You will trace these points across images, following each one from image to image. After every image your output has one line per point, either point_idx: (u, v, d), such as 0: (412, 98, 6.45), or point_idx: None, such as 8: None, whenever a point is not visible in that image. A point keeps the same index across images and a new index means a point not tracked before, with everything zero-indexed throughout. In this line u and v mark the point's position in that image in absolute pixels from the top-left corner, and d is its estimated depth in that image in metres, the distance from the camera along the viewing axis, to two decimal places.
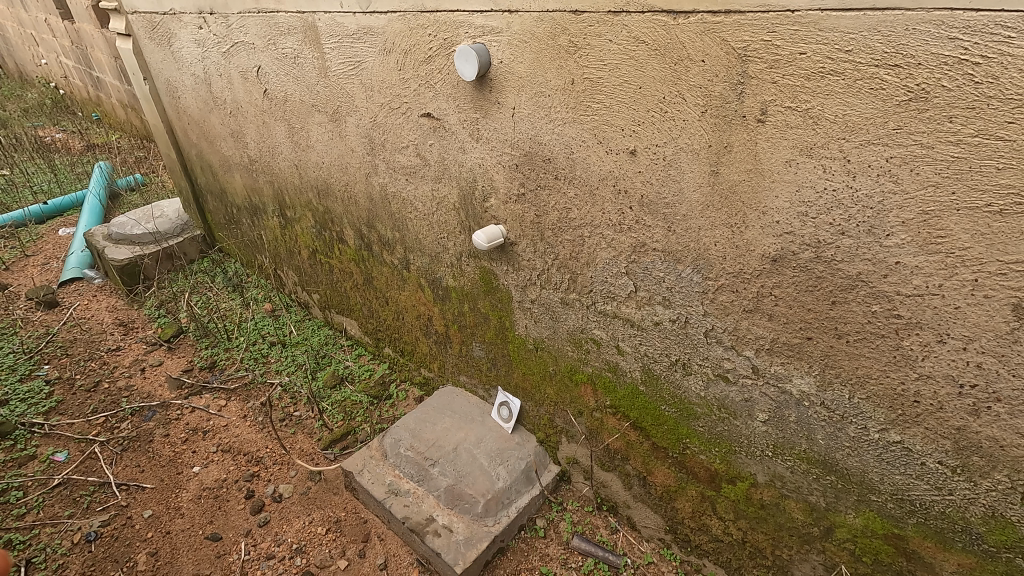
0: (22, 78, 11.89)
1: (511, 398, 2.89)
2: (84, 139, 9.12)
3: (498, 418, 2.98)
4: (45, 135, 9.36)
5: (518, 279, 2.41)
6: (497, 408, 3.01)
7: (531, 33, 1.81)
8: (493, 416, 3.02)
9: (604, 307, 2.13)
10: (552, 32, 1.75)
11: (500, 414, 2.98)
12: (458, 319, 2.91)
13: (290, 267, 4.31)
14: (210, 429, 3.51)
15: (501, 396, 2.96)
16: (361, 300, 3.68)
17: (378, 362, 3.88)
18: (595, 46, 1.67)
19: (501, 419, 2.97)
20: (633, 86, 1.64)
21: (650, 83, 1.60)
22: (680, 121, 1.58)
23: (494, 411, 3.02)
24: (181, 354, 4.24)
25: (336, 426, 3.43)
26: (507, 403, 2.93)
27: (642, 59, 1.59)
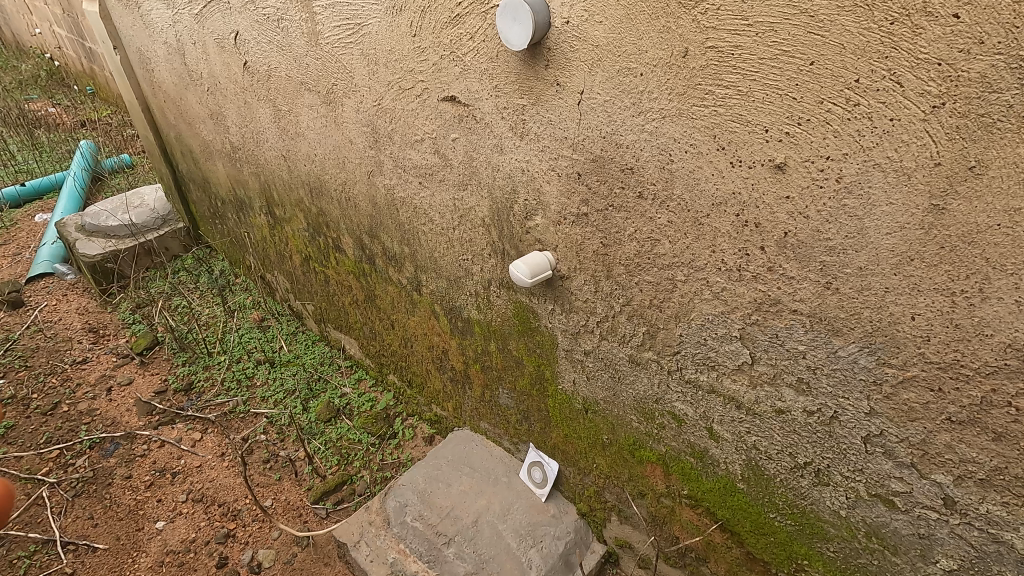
0: (16, 47, 11.25)
1: (547, 458, 2.31)
2: (73, 114, 8.51)
3: (528, 480, 2.40)
4: (35, 108, 8.76)
5: (567, 323, 1.81)
6: (527, 467, 2.43)
7: None
8: (520, 476, 2.44)
9: (694, 377, 1.53)
10: None
11: (530, 476, 2.40)
12: (482, 359, 2.32)
13: (281, 272, 3.72)
14: (179, 470, 2.96)
15: (533, 454, 2.38)
16: (362, 319, 3.09)
17: (381, 390, 3.31)
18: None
19: (532, 482, 2.39)
20: (798, 61, 1.02)
21: (830, 55, 0.98)
22: (883, 120, 0.96)
23: (523, 470, 2.44)
24: (154, 370, 3.67)
25: (329, 473, 2.87)
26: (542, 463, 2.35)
27: (823, 16, 0.97)
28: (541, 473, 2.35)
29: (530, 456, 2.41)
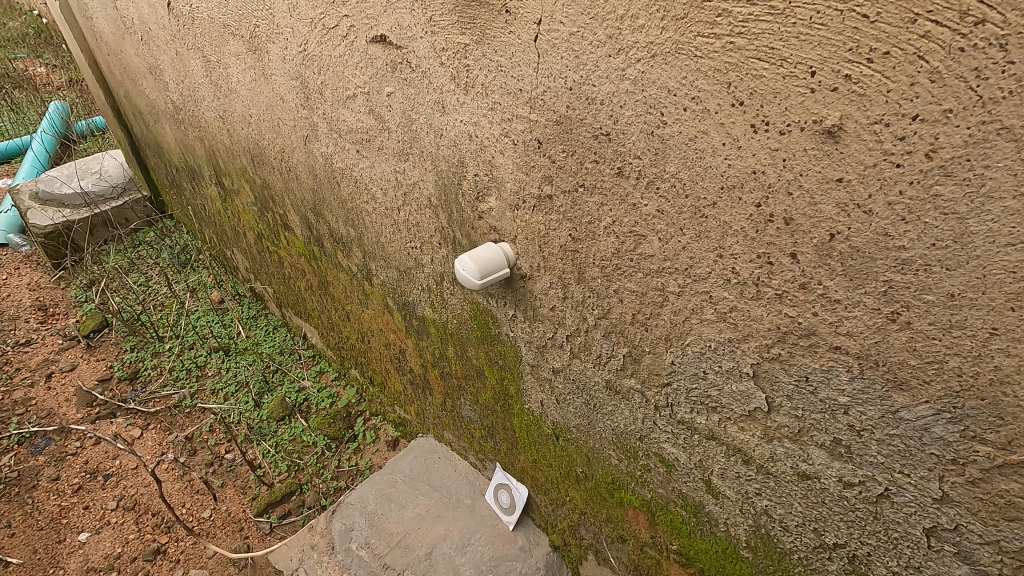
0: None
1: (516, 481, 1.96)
2: (52, 75, 8.09)
3: (495, 504, 2.06)
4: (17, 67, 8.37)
5: (532, 333, 1.43)
6: (493, 489, 2.08)
7: None
8: (486, 499, 2.09)
9: (688, 417, 1.15)
10: None
11: (497, 499, 2.06)
12: (440, 364, 1.96)
13: (239, 249, 3.35)
14: (113, 472, 2.64)
15: (501, 473, 2.03)
16: (318, 307, 2.73)
17: (343, 385, 2.96)
18: None
19: (500, 507, 2.05)
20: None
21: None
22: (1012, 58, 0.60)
23: (489, 491, 2.09)
24: (100, 356, 3.33)
25: (277, 481, 2.54)
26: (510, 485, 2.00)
27: None
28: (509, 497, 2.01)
29: (496, 475, 2.06)
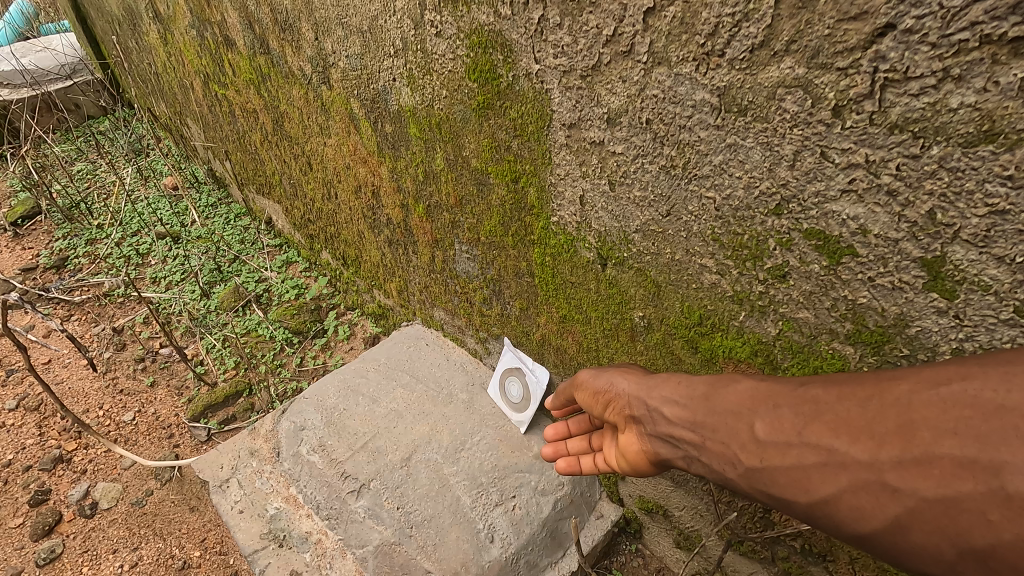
0: None
1: (531, 363, 1.37)
2: None
3: (502, 400, 1.49)
4: None
5: (574, 48, 0.81)
6: (499, 380, 1.50)
7: None
8: (491, 395, 1.52)
9: (925, 102, 0.54)
10: None
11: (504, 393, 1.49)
12: (425, 191, 1.35)
13: (191, 116, 2.72)
14: (18, 368, 2.09)
15: (509, 355, 1.44)
16: (277, 165, 2.12)
17: (313, 275, 2.38)
18: None
19: (509, 404, 1.47)
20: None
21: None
22: None
23: (494, 384, 1.52)
24: (27, 244, 2.76)
25: (220, 380, 1.98)
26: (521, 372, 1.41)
27: None
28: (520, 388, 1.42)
29: (504, 359, 1.47)
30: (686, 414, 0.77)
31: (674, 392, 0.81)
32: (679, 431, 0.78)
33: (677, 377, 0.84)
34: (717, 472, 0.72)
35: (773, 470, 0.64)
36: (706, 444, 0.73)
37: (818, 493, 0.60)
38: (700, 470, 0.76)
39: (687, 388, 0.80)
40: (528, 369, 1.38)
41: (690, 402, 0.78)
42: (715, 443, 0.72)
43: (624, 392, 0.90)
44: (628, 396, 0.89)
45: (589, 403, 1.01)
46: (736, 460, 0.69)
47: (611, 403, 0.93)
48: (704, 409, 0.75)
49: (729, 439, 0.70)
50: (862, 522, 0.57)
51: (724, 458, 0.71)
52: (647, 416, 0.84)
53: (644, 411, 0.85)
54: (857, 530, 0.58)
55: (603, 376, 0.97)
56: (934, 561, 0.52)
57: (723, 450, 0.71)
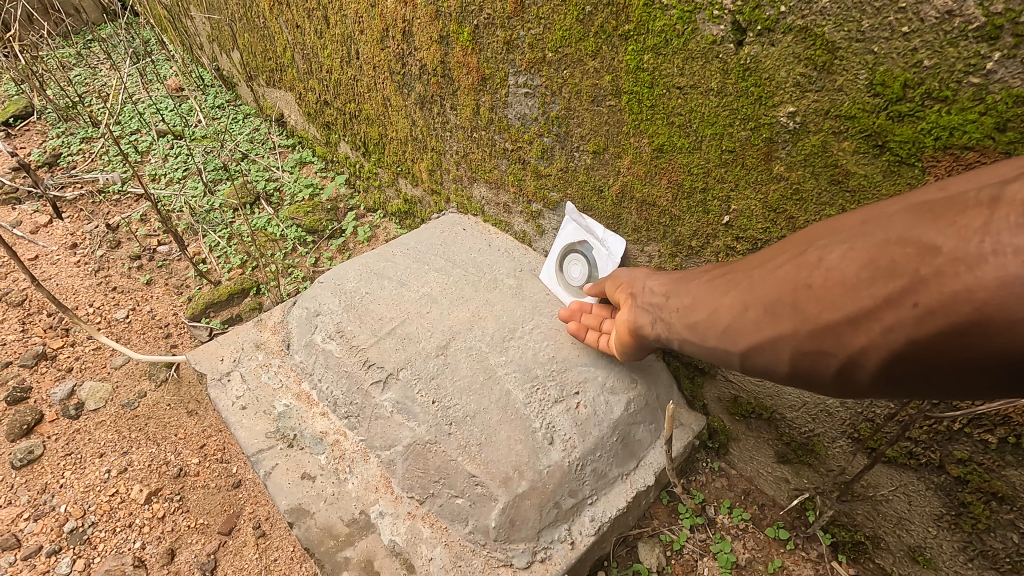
0: None
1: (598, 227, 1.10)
2: None
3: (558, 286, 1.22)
4: None
5: None
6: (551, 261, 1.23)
7: None
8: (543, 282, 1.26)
9: None
10: None
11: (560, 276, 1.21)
12: (472, 5, 1.06)
13: (194, 1, 2.42)
14: (2, 262, 1.87)
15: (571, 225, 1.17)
16: (290, 37, 1.84)
17: (330, 176, 2.11)
18: None
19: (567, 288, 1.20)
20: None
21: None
22: None
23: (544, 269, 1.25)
24: (19, 144, 2.52)
25: (226, 279, 1.74)
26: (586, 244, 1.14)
27: None
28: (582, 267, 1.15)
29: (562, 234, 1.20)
30: (649, 280, 0.88)
31: (651, 271, 0.91)
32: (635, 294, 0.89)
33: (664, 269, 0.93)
34: (655, 318, 0.81)
35: (693, 300, 0.75)
36: (651, 296, 0.84)
37: (721, 305, 0.69)
38: (660, 329, 0.81)
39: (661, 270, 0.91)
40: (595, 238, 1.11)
41: (657, 274, 0.88)
42: (659, 295, 0.82)
43: (615, 279, 0.98)
44: (614, 283, 0.98)
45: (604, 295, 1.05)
46: (666, 303, 0.80)
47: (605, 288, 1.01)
48: (680, 278, 0.83)
49: (673, 288, 0.81)
50: (736, 321, 0.66)
51: (658, 304, 0.81)
52: (621, 290, 0.94)
53: (622, 287, 0.95)
54: (731, 331, 0.67)
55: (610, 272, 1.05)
56: (771, 336, 0.61)
57: (658, 297, 0.82)
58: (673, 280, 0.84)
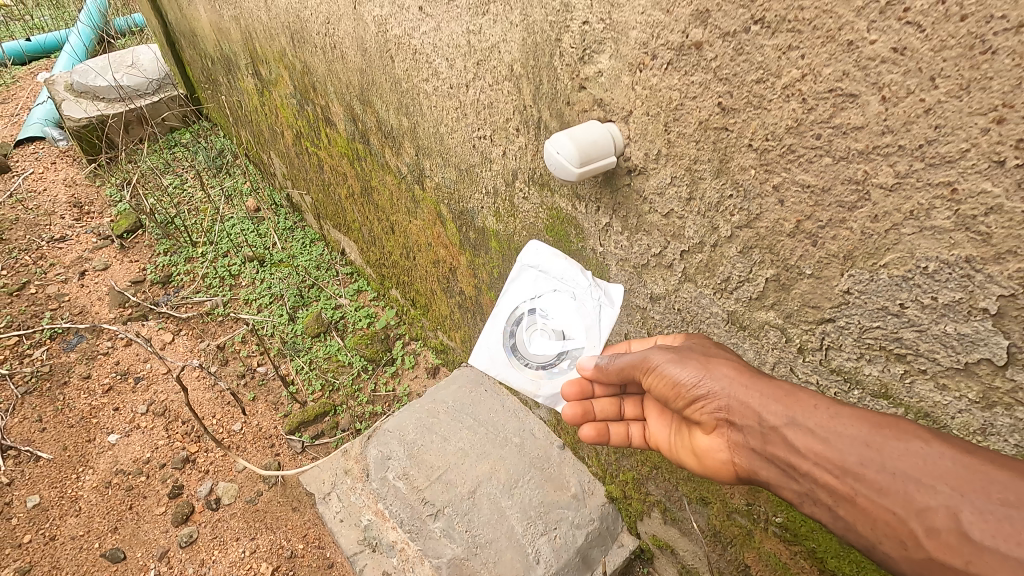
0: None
1: (575, 266, 1.28)
2: None
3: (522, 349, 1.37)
4: None
5: (631, 249, 1.13)
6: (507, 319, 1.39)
7: None
8: (495, 346, 1.40)
9: (850, 365, 0.86)
10: None
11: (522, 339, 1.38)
12: (497, 284, 1.70)
13: (275, 153, 3.08)
14: (143, 375, 2.54)
15: (529, 274, 1.36)
16: (359, 217, 2.48)
17: (381, 305, 2.76)
18: None
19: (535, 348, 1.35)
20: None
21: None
22: None
23: (498, 324, 1.40)
24: (134, 257, 3.20)
25: (310, 400, 2.39)
26: (558, 290, 1.31)
27: None
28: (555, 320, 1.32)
29: (519, 280, 1.38)
30: (780, 425, 0.89)
31: (755, 398, 0.92)
32: (764, 437, 0.92)
33: (750, 373, 0.95)
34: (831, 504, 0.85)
35: (894, 508, 0.78)
36: (796, 458, 0.87)
37: (947, 539, 0.73)
38: (823, 509, 0.86)
39: (767, 395, 0.91)
40: (572, 278, 1.29)
41: (776, 415, 0.90)
42: (811, 463, 0.85)
43: (697, 398, 0.99)
44: (703, 404, 0.99)
45: (668, 389, 1.04)
46: (827, 479, 0.84)
47: (670, 391, 1.04)
48: (842, 450, 0.83)
49: (838, 459, 0.83)
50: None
51: (811, 476, 0.86)
52: (720, 416, 0.98)
53: (718, 411, 0.97)
54: None
55: (654, 359, 1.05)
56: None
57: (817, 469, 0.85)
58: (827, 447, 0.84)
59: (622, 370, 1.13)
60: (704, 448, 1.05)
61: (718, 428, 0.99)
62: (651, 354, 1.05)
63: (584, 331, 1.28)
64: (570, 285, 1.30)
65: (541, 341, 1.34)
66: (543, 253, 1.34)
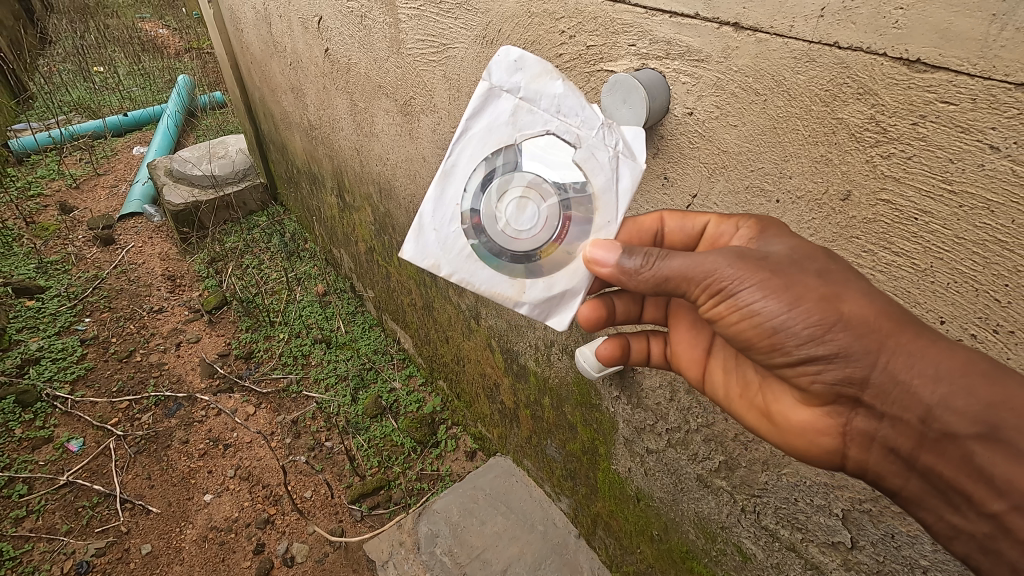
0: None
1: (578, 96, 0.98)
2: (185, 40, 8.50)
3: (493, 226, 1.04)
4: (151, 29, 8.82)
5: (632, 415, 1.61)
6: (471, 183, 1.04)
7: (765, 83, 0.88)
8: (451, 223, 1.05)
9: (770, 525, 1.31)
10: (831, 97, 0.81)
11: (495, 209, 1.04)
12: (533, 406, 2.17)
13: (346, 252, 3.66)
14: (231, 443, 3.06)
15: (505, 109, 1.01)
16: (418, 322, 3.00)
17: (429, 391, 3.25)
18: (932, 155, 0.74)
19: (517, 227, 1.04)
20: (1015, 260, 0.71)
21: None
22: None
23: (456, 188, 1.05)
24: (221, 332, 3.77)
25: (368, 474, 2.85)
26: (553, 134, 0.99)
27: None
28: (545, 182, 1.01)
29: (489, 122, 1.01)
30: (968, 437, 0.79)
31: (921, 378, 0.81)
32: (921, 438, 0.84)
33: (908, 334, 0.82)
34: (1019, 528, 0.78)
35: None
36: (958, 476, 0.82)
37: None
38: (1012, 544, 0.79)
39: (944, 383, 0.79)
40: (572, 110, 0.98)
41: (956, 415, 0.79)
42: (979, 482, 0.79)
43: (805, 361, 0.88)
44: (819, 370, 0.88)
45: (762, 338, 0.89)
46: (1007, 515, 0.78)
47: (762, 335, 0.88)
48: None
49: None
50: None
51: (969, 500, 0.82)
52: (848, 382, 0.87)
53: (840, 379, 0.88)
54: None
55: (732, 279, 0.86)
56: None
57: (999, 503, 0.78)
58: None
59: (665, 282, 0.91)
60: (806, 422, 1.00)
61: (835, 399, 0.91)
62: (724, 274, 0.87)
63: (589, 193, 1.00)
64: (569, 124, 0.98)
65: (526, 213, 1.03)
66: (527, 78, 0.99)
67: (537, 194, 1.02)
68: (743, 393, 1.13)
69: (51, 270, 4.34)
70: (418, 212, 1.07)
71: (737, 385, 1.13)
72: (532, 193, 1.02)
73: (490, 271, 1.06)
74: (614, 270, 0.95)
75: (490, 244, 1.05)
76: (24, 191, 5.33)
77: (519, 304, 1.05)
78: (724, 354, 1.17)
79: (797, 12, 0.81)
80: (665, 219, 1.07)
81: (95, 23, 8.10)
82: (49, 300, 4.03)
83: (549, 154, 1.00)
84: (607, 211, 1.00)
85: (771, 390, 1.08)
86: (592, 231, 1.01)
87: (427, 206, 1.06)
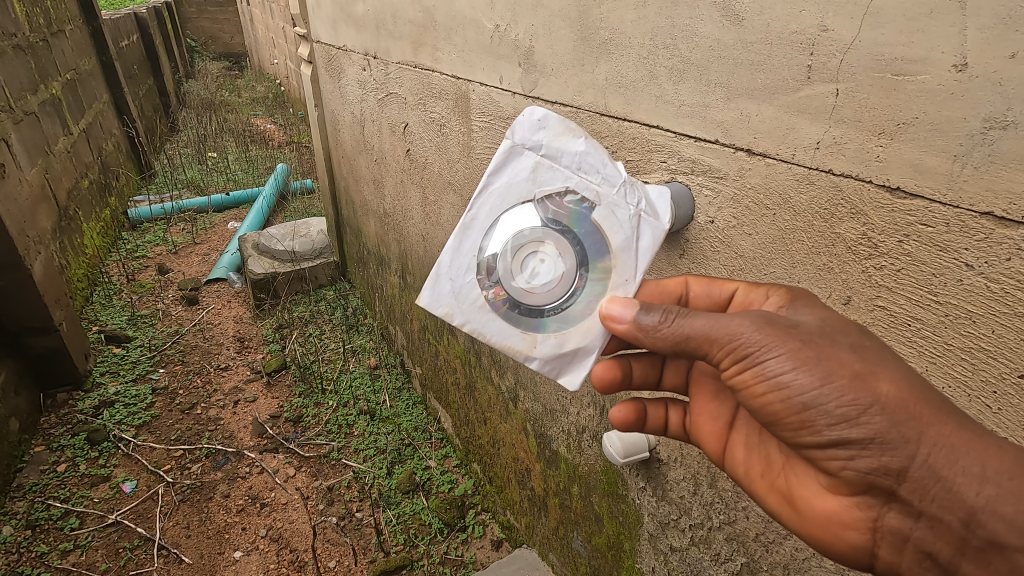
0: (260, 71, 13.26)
1: (600, 155, 1.16)
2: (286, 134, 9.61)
3: (511, 278, 1.21)
4: (260, 125, 10.07)
5: (656, 507, 1.62)
6: (493, 234, 1.22)
7: (770, 199, 1.14)
8: (468, 273, 1.23)
9: None
10: (831, 205, 1.03)
11: (515, 260, 1.21)
12: (561, 494, 2.18)
13: (401, 329, 3.89)
14: (267, 502, 3.15)
15: (526, 166, 1.19)
16: (459, 401, 3.11)
17: (463, 474, 3.28)
18: (915, 267, 0.94)
19: (534, 282, 1.20)
20: (1001, 367, 0.88)
21: None
22: None
23: (479, 238, 1.23)
24: (276, 394, 3.99)
25: (392, 550, 2.85)
26: (573, 190, 1.17)
27: None
28: (563, 239, 1.18)
29: (512, 179, 1.20)
30: (1018, 549, 0.80)
31: (966, 478, 0.82)
32: (963, 546, 0.85)
33: (953, 426, 0.84)
34: None
35: None
36: None
37: None
38: None
39: (991, 485, 0.81)
40: (592, 167, 1.17)
41: (1004, 523, 0.80)
42: None
43: (836, 443, 0.91)
44: (850, 455, 0.91)
45: (788, 413, 0.93)
46: None
47: (791, 411, 0.93)
48: None
49: None
50: None
51: None
52: (883, 473, 0.89)
53: (874, 468, 0.90)
54: None
55: (757, 346, 0.92)
56: None
57: None
58: None
59: (686, 340, 0.98)
60: (832, 512, 1.01)
61: (866, 489, 0.92)
62: (747, 341, 0.92)
63: (606, 251, 1.17)
64: (590, 180, 1.16)
65: (543, 267, 1.20)
66: (549, 136, 1.18)
67: (554, 248, 1.19)
68: (766, 472, 1.15)
69: (140, 323, 4.80)
70: (438, 261, 1.25)
71: (758, 462, 1.17)
72: (549, 248, 1.19)
73: (506, 321, 1.22)
74: (631, 327, 1.05)
75: (507, 295, 1.22)
76: (132, 253, 6.03)
77: (531, 358, 1.22)
78: (747, 429, 1.21)
79: (796, 145, 1.06)
80: (692, 283, 1.20)
81: (218, 117, 9.39)
82: (133, 349, 4.44)
83: (568, 210, 1.17)
84: (626, 270, 1.16)
85: (797, 474, 1.09)
86: (609, 287, 1.17)
87: (448, 257, 1.24)
